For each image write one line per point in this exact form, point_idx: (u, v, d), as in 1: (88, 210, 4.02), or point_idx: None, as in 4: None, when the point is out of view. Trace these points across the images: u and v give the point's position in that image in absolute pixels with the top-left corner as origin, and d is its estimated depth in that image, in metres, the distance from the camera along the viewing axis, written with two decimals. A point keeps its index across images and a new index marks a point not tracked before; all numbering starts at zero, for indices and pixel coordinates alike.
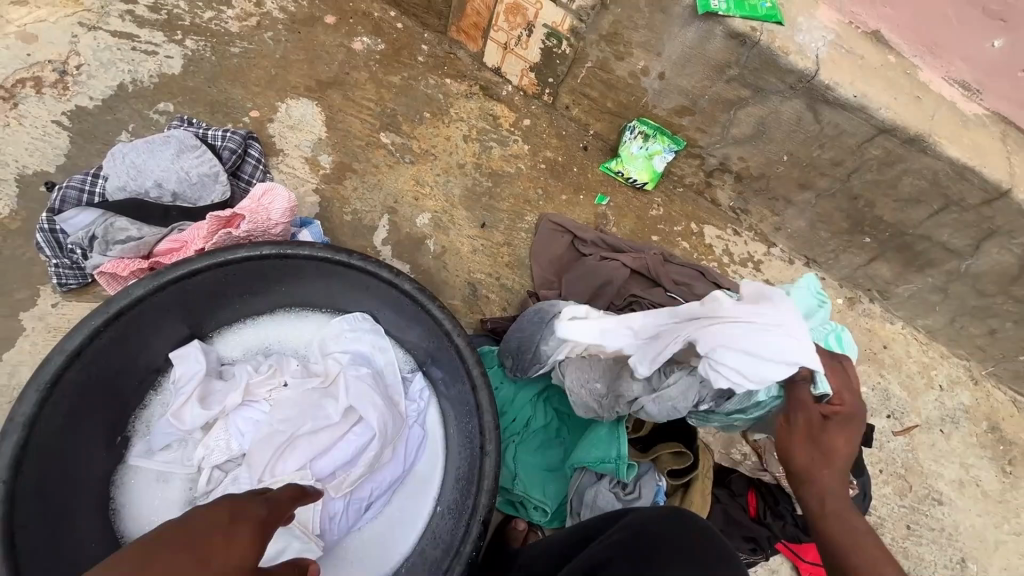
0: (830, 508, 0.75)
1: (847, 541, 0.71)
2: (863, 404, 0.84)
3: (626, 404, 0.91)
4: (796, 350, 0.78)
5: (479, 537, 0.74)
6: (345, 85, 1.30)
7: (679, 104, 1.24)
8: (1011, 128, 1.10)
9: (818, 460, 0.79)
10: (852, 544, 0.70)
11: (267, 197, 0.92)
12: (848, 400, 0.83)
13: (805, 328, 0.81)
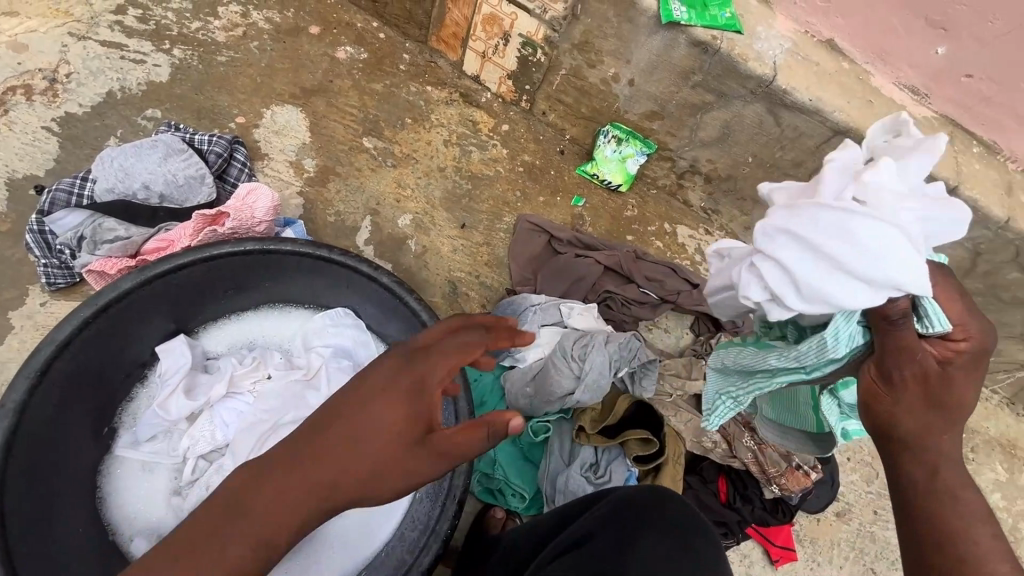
0: (942, 482, 0.58)
1: (952, 524, 0.57)
2: (987, 323, 0.61)
3: (559, 401, 1.00)
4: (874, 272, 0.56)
5: (455, 516, 0.78)
6: (329, 92, 1.34)
7: (649, 109, 1.30)
8: (958, 129, 1.17)
9: (941, 423, 0.59)
10: (959, 529, 0.56)
11: (251, 197, 0.96)
12: (972, 331, 0.60)
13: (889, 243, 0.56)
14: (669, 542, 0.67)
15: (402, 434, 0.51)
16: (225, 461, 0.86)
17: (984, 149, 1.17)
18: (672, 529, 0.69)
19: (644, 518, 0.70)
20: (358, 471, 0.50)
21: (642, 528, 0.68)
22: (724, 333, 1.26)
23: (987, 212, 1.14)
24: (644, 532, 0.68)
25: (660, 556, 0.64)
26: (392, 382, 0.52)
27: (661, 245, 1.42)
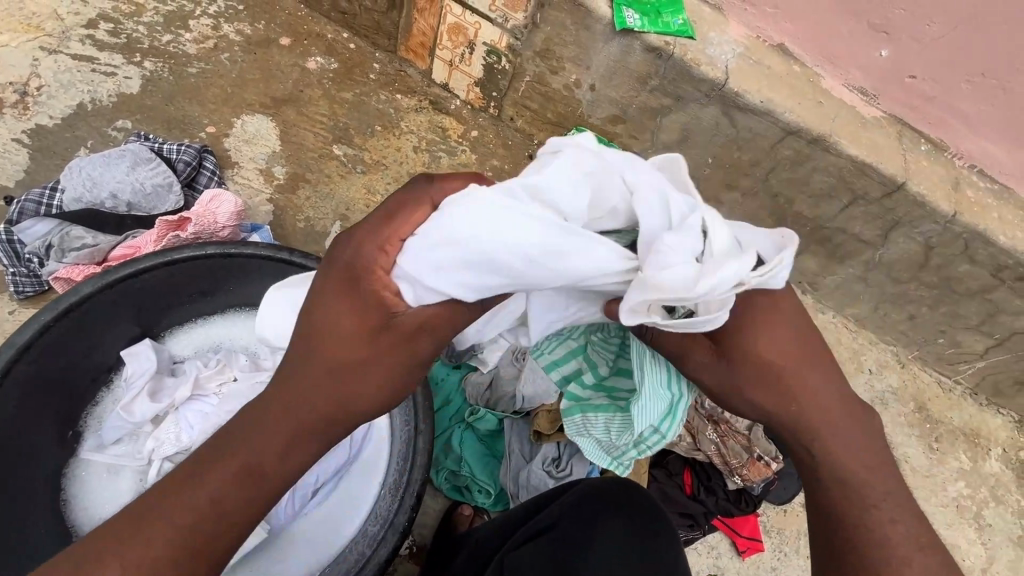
0: (835, 479, 0.63)
1: (846, 520, 0.63)
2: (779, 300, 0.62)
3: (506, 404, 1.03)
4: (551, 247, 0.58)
5: (413, 508, 0.84)
6: (300, 101, 1.37)
7: (611, 113, 1.34)
8: (905, 127, 1.21)
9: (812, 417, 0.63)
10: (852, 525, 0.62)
11: (213, 202, 0.98)
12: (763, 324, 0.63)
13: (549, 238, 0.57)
14: (631, 535, 0.70)
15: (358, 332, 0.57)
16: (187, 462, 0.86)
17: (931, 147, 1.21)
18: (635, 522, 0.72)
19: (609, 511, 0.72)
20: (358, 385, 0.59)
21: (607, 521, 0.71)
22: None
23: (935, 207, 1.19)
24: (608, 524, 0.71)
25: (620, 551, 0.68)
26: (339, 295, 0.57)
27: None
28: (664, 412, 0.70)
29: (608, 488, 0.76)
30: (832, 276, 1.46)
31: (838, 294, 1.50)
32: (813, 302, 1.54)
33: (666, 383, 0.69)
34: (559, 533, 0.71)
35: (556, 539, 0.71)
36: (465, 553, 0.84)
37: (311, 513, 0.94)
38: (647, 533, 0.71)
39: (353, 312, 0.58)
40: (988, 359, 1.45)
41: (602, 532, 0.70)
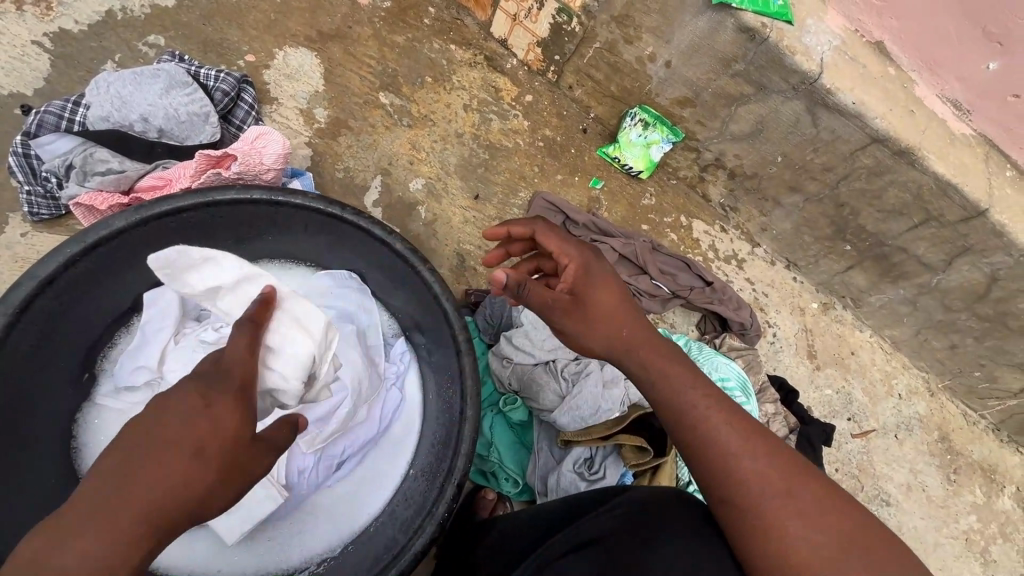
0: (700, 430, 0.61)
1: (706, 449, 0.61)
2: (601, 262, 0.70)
3: (534, 396, 0.98)
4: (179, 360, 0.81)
5: (453, 499, 0.73)
6: (348, 38, 1.26)
7: (682, 94, 1.25)
8: (994, 150, 1.12)
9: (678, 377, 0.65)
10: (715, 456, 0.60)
11: (260, 141, 0.93)
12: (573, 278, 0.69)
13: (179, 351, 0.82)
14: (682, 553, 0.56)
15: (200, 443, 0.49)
16: None
17: (1017, 174, 1.12)
18: (694, 539, 0.57)
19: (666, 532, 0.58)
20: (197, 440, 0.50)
21: (664, 536, 0.58)
22: (729, 334, 1.27)
23: (1013, 239, 1.11)
24: (665, 540, 0.57)
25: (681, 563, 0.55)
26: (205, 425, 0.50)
27: (675, 238, 1.39)
28: None
29: (649, 504, 0.61)
30: (879, 295, 1.40)
31: (882, 313, 1.44)
32: (852, 319, 1.48)
33: None
34: (610, 553, 0.58)
35: (604, 558, 0.57)
36: (490, 539, 0.77)
37: (334, 488, 0.87)
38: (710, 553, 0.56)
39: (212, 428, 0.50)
40: (1020, 399, 1.41)
41: (660, 553, 0.56)
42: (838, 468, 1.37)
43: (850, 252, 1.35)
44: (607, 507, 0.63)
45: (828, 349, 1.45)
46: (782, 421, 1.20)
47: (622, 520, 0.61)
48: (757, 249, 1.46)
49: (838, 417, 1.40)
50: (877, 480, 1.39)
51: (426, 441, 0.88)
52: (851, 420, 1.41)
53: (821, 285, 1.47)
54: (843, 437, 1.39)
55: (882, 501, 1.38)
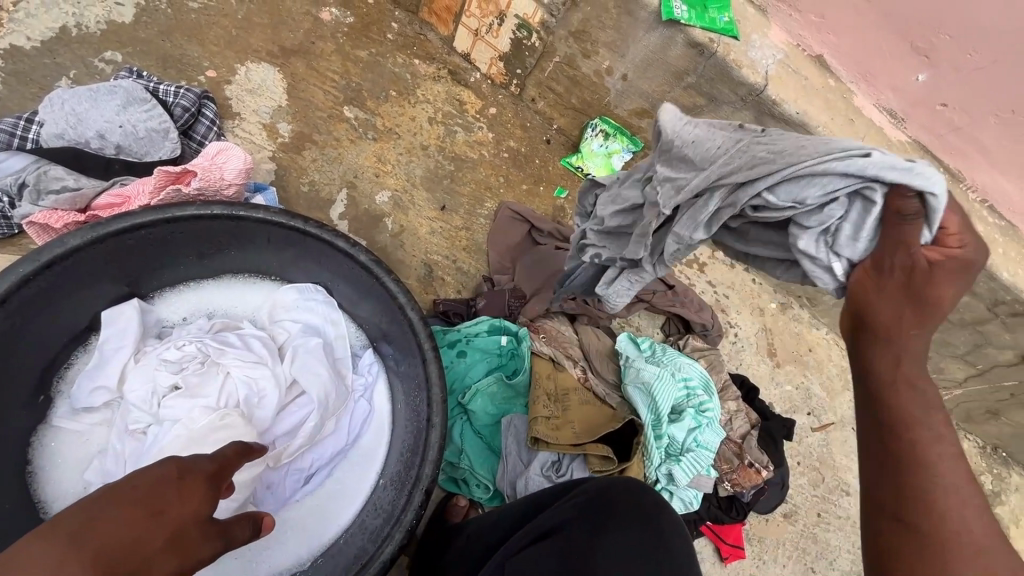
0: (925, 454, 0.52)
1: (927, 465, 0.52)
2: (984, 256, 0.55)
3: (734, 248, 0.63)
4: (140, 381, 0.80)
5: (421, 506, 0.74)
6: (310, 54, 1.28)
7: (638, 105, 1.30)
8: (927, 155, 1.20)
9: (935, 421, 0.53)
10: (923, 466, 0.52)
11: (221, 156, 0.93)
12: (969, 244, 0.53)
13: (140, 371, 0.81)
14: (633, 536, 0.59)
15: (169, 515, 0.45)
16: (153, 435, 0.76)
17: (949, 177, 1.20)
18: (644, 523, 0.60)
19: (614, 520, 0.60)
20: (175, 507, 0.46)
21: (615, 519, 0.60)
22: (691, 335, 1.32)
23: None
24: (618, 524, 0.60)
25: (628, 550, 0.58)
26: (175, 491, 0.47)
27: None
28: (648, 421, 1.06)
29: (609, 489, 0.63)
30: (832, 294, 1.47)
31: (836, 311, 1.50)
32: (809, 317, 1.55)
33: (644, 400, 1.08)
34: (565, 538, 0.60)
35: (560, 544, 0.59)
36: (456, 549, 0.76)
37: (302, 502, 0.86)
38: (656, 535, 0.59)
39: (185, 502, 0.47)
40: (965, 388, 1.49)
41: (608, 540, 0.59)
42: (800, 461, 1.42)
43: None
44: (567, 498, 0.64)
45: (787, 346, 1.51)
46: (744, 416, 1.22)
47: (582, 508, 0.61)
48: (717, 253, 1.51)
49: (798, 412, 1.46)
50: (838, 471, 1.44)
51: (394, 451, 0.88)
52: (811, 414, 1.47)
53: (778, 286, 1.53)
54: (803, 432, 1.45)
55: (842, 491, 1.43)
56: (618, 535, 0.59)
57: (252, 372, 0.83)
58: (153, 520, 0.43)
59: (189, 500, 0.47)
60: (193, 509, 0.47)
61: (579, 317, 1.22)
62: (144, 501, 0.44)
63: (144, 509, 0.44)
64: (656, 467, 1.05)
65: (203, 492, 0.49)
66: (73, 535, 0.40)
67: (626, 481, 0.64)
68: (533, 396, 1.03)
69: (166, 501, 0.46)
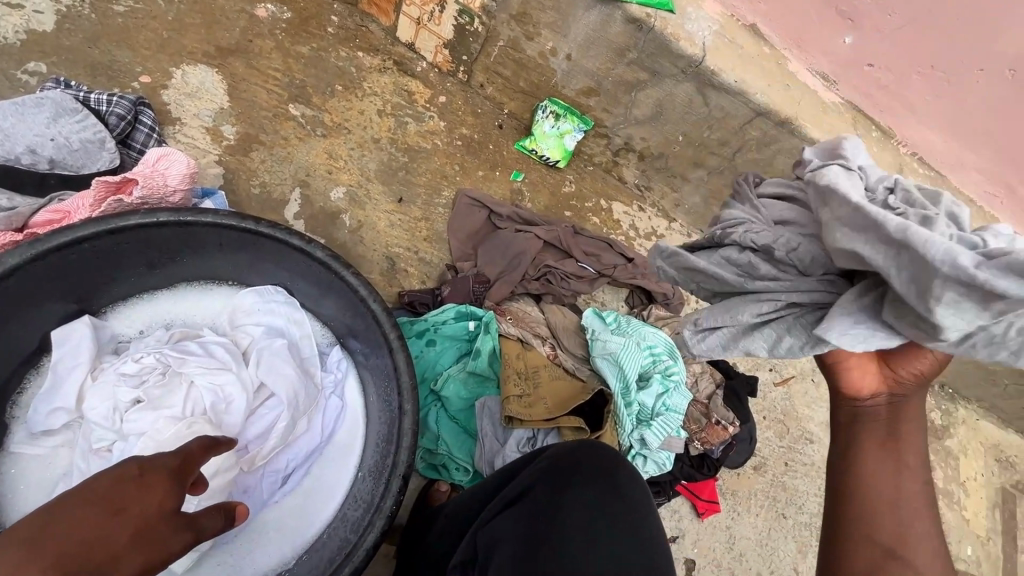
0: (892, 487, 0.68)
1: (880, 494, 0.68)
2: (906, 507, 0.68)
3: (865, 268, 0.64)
4: (97, 397, 0.78)
5: (399, 492, 0.75)
6: (249, 52, 1.25)
7: (585, 84, 1.32)
8: (859, 114, 1.27)
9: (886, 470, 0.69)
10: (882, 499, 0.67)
11: (162, 162, 0.91)
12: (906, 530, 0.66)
13: (97, 387, 0.79)
14: (599, 494, 0.61)
15: (133, 513, 0.45)
16: (118, 450, 0.75)
17: (881, 134, 1.27)
18: (608, 478, 0.62)
19: (579, 480, 0.62)
20: (137, 503, 0.46)
21: (580, 477, 0.62)
22: (655, 305, 1.35)
23: None
24: (584, 482, 0.62)
25: (594, 507, 0.60)
26: (138, 489, 0.47)
27: (598, 221, 1.46)
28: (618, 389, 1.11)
29: (574, 452, 0.65)
30: None
31: None
32: None
33: (613, 370, 1.12)
34: (534, 499, 0.61)
35: (529, 507, 0.60)
36: (438, 527, 0.77)
37: (281, 503, 0.86)
38: (620, 490, 0.62)
39: (149, 497, 0.47)
40: None
41: (573, 498, 0.61)
42: (766, 415, 1.48)
43: None
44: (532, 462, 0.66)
45: None
46: (709, 377, 1.28)
47: (546, 470, 0.63)
48: (673, 224, 1.55)
49: (761, 369, 1.52)
50: (801, 421, 1.51)
51: (369, 442, 0.89)
52: (773, 370, 1.53)
53: None
54: (767, 387, 1.51)
55: (806, 439, 1.50)
56: (583, 492, 0.61)
57: (216, 377, 0.82)
58: (115, 518, 0.44)
59: (153, 496, 0.47)
60: (159, 505, 0.47)
61: (544, 296, 1.25)
62: (103, 501, 0.44)
63: (104, 509, 0.44)
64: (629, 432, 1.10)
65: (166, 486, 0.49)
66: (30, 539, 0.40)
67: (587, 442, 0.66)
68: (504, 375, 1.05)
69: (127, 498, 0.46)
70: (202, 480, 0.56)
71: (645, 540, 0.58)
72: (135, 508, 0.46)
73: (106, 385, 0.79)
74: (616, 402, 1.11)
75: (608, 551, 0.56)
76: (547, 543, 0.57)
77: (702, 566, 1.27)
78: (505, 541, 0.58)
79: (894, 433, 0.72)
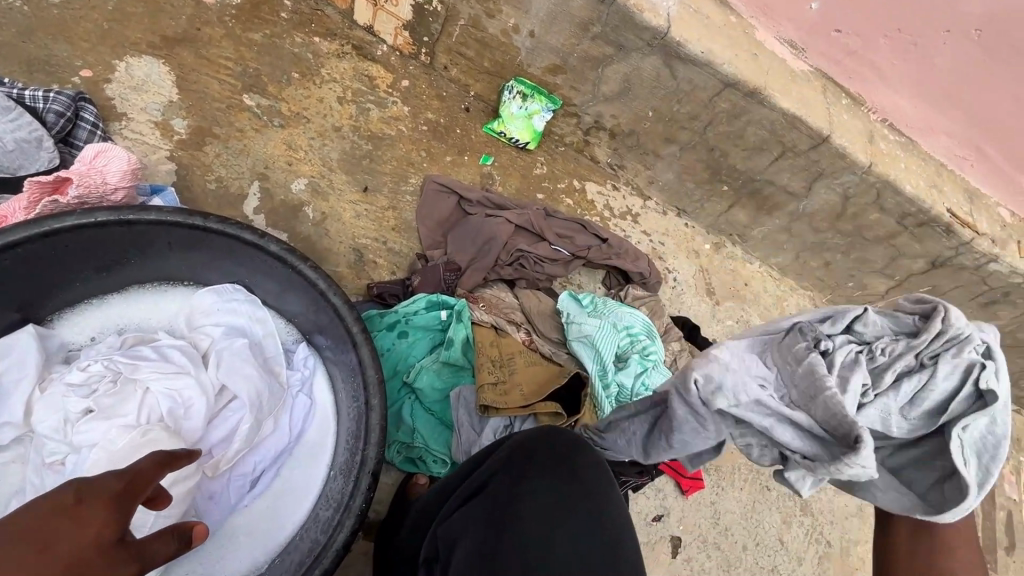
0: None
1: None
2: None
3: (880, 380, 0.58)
4: (46, 408, 0.75)
5: (369, 490, 0.73)
6: (197, 41, 1.19)
7: (551, 62, 1.29)
8: (828, 82, 1.26)
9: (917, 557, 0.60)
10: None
11: (99, 159, 0.86)
12: None
13: (45, 399, 0.76)
14: (556, 484, 0.61)
15: (64, 548, 0.41)
16: (69, 462, 0.72)
17: (851, 102, 1.28)
18: (564, 466, 0.63)
19: (535, 470, 0.62)
20: (67, 536, 0.42)
21: (536, 467, 0.62)
22: (631, 285, 1.33)
23: (854, 158, 1.25)
24: (542, 470, 0.62)
25: (550, 496, 0.60)
26: (70, 520, 0.43)
27: (571, 202, 1.43)
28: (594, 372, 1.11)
29: (530, 444, 0.64)
30: (760, 228, 1.52)
31: (764, 243, 1.56)
32: (743, 253, 1.59)
33: (589, 353, 1.12)
34: (490, 494, 0.61)
35: (485, 501, 0.60)
36: (409, 521, 0.76)
37: (250, 507, 0.84)
38: (577, 477, 0.62)
39: (84, 527, 0.43)
40: (888, 299, 1.59)
41: (528, 489, 0.61)
42: None
43: (728, 192, 1.45)
44: (491, 455, 0.66)
45: (724, 283, 1.54)
46: (688, 355, 1.27)
47: (503, 462, 0.63)
48: (648, 202, 1.53)
49: None
50: None
51: (339, 440, 0.86)
52: None
53: (710, 227, 1.57)
54: None
55: None
56: (539, 483, 0.61)
57: (172, 382, 0.79)
58: (37, 558, 0.40)
59: (90, 525, 0.44)
60: (97, 535, 0.43)
61: (518, 281, 1.23)
62: (24, 537, 0.41)
63: (23, 547, 0.40)
64: (607, 414, 1.10)
65: (106, 513, 0.45)
66: None
67: (544, 429, 0.66)
68: (477, 364, 1.04)
69: (57, 532, 0.42)
70: (164, 492, 0.53)
71: (604, 524, 0.59)
72: (63, 542, 0.42)
73: (54, 396, 0.75)
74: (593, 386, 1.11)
75: (566, 538, 0.57)
76: (507, 533, 0.57)
77: (688, 542, 1.27)
78: (465, 534, 0.58)
79: (934, 549, 0.59)
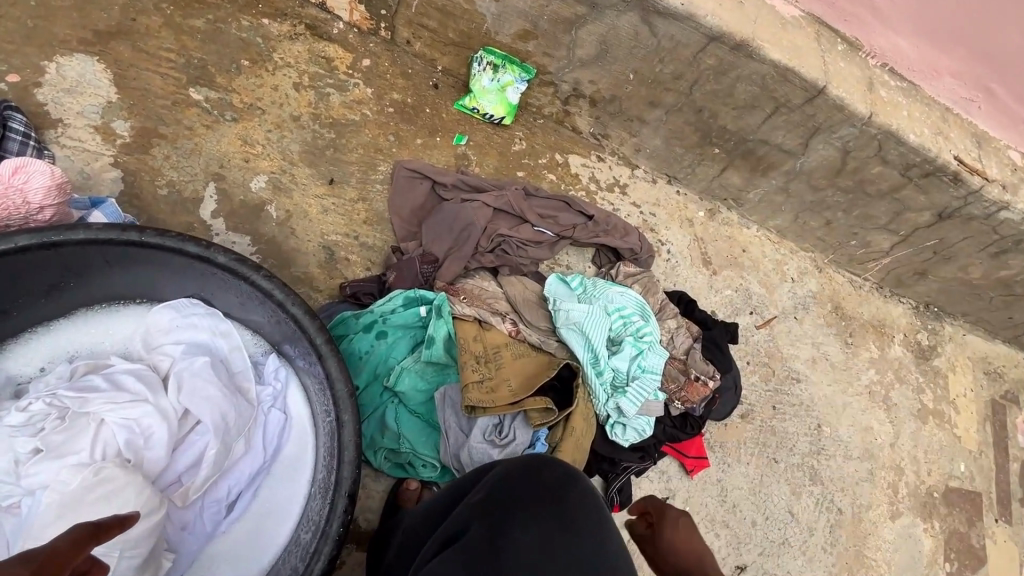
0: None
1: None
2: None
3: None
4: None
5: (347, 511, 0.70)
6: (134, 33, 1.10)
7: (520, 27, 1.19)
8: (822, 28, 1.17)
9: None
10: None
11: (18, 175, 0.81)
12: None
13: None
14: (543, 526, 0.57)
15: None
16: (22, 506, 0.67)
17: (847, 47, 1.18)
18: (551, 504, 0.59)
19: (518, 510, 0.58)
20: None
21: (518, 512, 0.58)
22: (622, 262, 1.26)
23: (852, 109, 1.16)
24: (525, 514, 0.58)
25: (536, 541, 0.55)
26: None
27: (554, 178, 1.34)
28: (586, 361, 1.05)
29: (509, 485, 0.60)
30: (755, 190, 1.43)
31: (761, 206, 1.48)
32: (738, 218, 1.51)
33: (580, 341, 1.06)
34: (466, 544, 0.55)
35: (459, 552, 0.55)
36: (395, 548, 0.72)
37: (228, 533, 0.80)
38: (565, 514, 0.58)
39: None
40: (892, 255, 1.51)
41: (512, 536, 0.56)
42: (750, 360, 1.42)
43: (719, 155, 1.37)
44: (468, 496, 0.61)
45: (720, 251, 1.47)
46: (686, 332, 1.22)
47: (481, 507, 0.59)
48: (636, 172, 1.44)
49: (741, 314, 1.44)
50: (786, 361, 1.46)
51: (317, 456, 0.81)
52: (753, 313, 1.46)
53: (703, 193, 1.48)
54: (749, 331, 1.44)
55: (792, 379, 1.45)
56: (521, 531, 0.56)
57: (128, 412, 0.74)
58: None
59: None
60: None
61: (501, 269, 1.16)
62: None
63: None
64: (603, 404, 1.04)
65: None
66: None
67: (528, 459, 0.63)
68: (460, 362, 0.98)
69: None
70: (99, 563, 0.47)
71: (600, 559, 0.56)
72: None
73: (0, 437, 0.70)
74: (587, 375, 1.05)
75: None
76: (496, 573, 0.52)
77: None
78: None
79: None
